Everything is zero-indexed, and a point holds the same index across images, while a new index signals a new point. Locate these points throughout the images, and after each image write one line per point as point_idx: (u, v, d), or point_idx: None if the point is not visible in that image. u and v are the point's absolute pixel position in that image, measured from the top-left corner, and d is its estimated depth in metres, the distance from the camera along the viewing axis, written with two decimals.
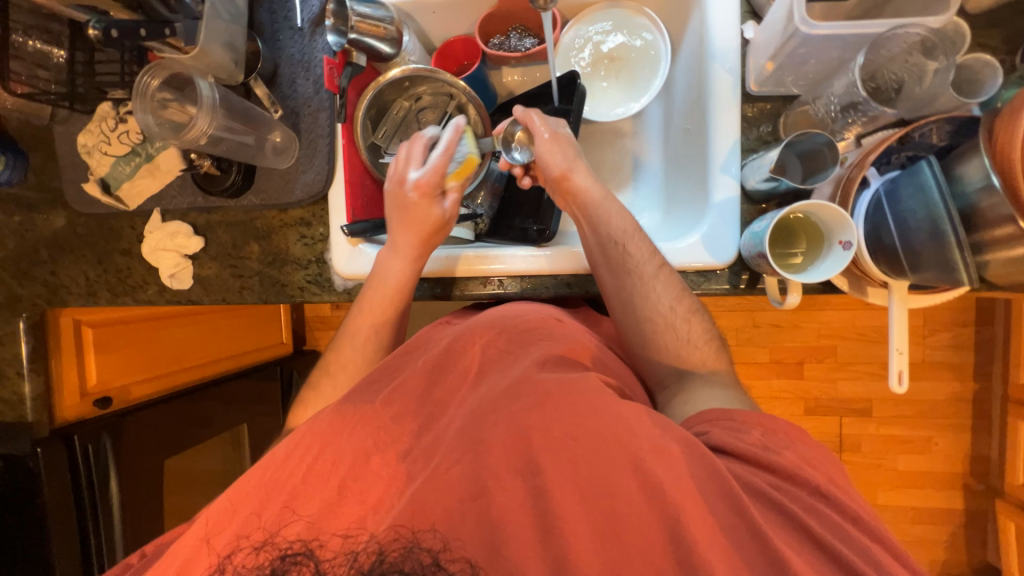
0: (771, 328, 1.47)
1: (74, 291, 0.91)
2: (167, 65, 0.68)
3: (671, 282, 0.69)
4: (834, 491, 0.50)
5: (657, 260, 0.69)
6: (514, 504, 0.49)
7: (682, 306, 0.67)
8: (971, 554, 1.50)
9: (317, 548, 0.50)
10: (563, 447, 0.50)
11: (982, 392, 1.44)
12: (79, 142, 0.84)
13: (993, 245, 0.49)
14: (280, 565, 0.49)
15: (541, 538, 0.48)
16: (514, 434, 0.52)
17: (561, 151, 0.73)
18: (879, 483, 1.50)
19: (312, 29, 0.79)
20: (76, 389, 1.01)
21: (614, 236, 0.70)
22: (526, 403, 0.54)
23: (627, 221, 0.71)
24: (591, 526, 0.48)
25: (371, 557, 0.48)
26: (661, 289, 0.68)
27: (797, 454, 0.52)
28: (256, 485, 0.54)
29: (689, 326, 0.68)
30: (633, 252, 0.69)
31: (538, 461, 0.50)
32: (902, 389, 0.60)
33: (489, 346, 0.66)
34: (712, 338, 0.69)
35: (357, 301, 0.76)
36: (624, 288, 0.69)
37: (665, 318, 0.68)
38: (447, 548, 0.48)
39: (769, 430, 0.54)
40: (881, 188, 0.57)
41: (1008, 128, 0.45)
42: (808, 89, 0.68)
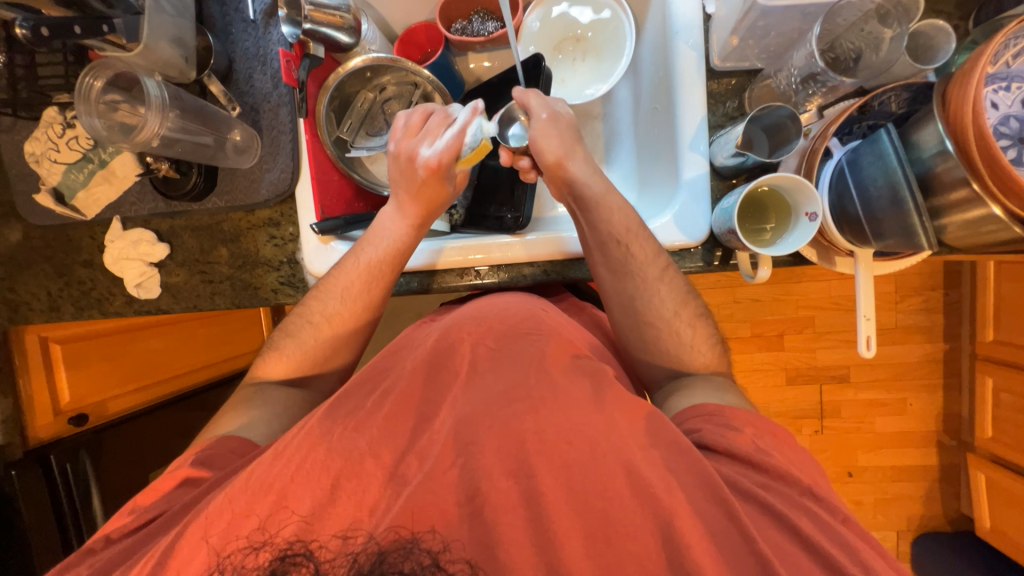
0: (751, 303, 1.50)
1: (36, 307, 0.87)
2: (110, 64, 0.64)
3: (676, 284, 0.68)
4: (820, 495, 0.52)
5: (660, 262, 0.68)
6: (506, 506, 0.49)
7: (686, 312, 0.68)
8: (947, 507, 1.57)
9: (316, 548, 0.47)
10: (555, 453, 0.51)
11: (951, 352, 1.50)
12: (26, 151, 0.80)
13: (951, 209, 0.50)
14: (280, 565, 0.47)
15: (539, 529, 0.48)
16: (506, 435, 0.53)
17: (556, 135, 0.70)
18: (859, 446, 1.55)
19: (265, 20, 0.76)
20: (49, 408, 0.97)
21: (614, 235, 0.68)
22: (518, 408, 0.55)
23: (629, 219, 0.68)
24: (579, 513, 0.49)
25: (371, 558, 0.46)
26: (663, 292, 0.68)
27: (781, 455, 0.55)
28: (241, 497, 0.50)
29: (692, 331, 0.68)
30: (636, 254, 0.68)
31: (532, 463, 0.51)
32: (870, 352, 0.62)
33: (478, 346, 0.64)
34: (716, 342, 0.69)
35: (337, 264, 0.74)
36: (627, 290, 0.69)
37: (670, 324, 0.68)
38: (447, 549, 0.47)
39: (759, 432, 0.56)
40: (843, 157, 0.58)
41: (960, 93, 0.47)
42: (770, 62, 0.67)
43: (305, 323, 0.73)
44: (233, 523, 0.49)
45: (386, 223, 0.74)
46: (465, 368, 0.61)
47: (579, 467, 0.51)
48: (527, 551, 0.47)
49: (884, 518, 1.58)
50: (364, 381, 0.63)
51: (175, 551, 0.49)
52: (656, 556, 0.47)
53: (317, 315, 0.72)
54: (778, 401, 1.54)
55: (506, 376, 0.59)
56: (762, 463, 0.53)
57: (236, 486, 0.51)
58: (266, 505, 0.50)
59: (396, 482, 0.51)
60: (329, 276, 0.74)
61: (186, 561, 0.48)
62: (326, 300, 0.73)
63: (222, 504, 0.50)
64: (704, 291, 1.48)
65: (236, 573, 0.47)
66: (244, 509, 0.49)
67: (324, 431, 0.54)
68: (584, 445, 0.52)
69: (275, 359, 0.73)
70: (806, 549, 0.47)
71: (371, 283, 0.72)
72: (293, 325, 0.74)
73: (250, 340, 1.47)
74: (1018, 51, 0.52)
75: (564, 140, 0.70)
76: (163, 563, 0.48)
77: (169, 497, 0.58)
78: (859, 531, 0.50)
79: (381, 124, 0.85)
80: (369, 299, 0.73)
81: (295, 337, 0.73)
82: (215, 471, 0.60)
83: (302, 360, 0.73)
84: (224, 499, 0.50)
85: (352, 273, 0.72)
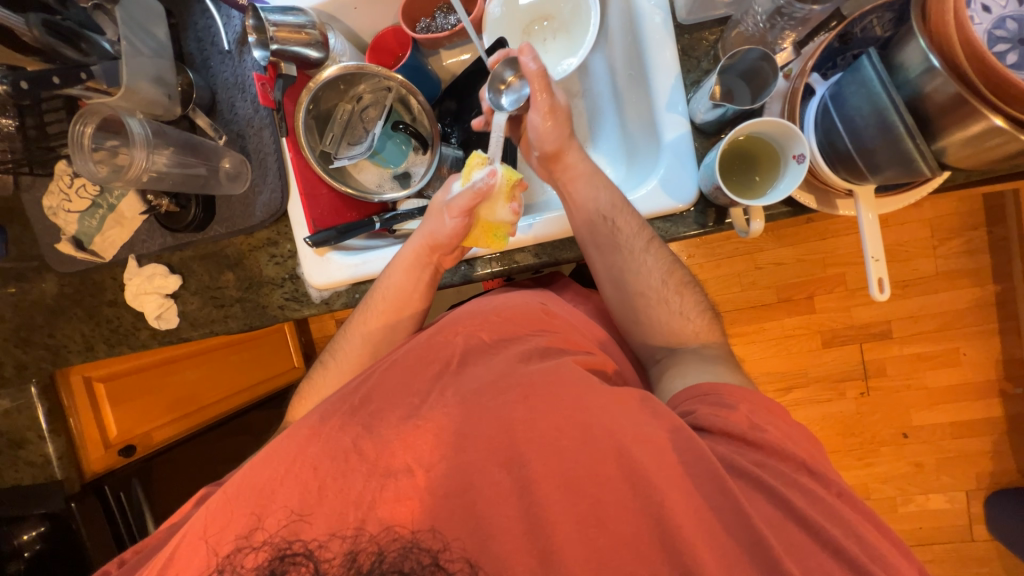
0: (774, 267, 1.43)
1: (73, 349, 0.94)
2: (96, 109, 0.67)
3: (661, 255, 0.68)
4: (818, 467, 0.51)
5: (647, 233, 0.67)
6: (500, 495, 0.49)
7: (673, 279, 0.68)
8: (1020, 461, 1.44)
9: (315, 548, 0.49)
10: (550, 437, 0.51)
11: (1004, 294, 1.38)
12: (45, 205, 0.86)
13: (948, 128, 0.46)
14: (279, 565, 0.49)
15: (532, 514, 0.48)
16: (496, 426, 0.52)
17: (558, 127, 0.70)
18: (911, 404, 1.46)
19: (238, 49, 0.79)
20: (99, 442, 1.04)
21: (602, 212, 0.68)
22: (511, 396, 0.54)
23: (614, 194, 0.69)
24: (575, 495, 0.49)
25: (371, 558, 0.48)
26: (651, 263, 0.67)
27: (779, 431, 0.53)
28: (245, 503, 0.52)
29: (682, 297, 0.68)
30: (622, 227, 0.67)
31: (523, 453, 0.50)
32: (885, 296, 0.58)
33: (472, 337, 0.64)
34: (705, 310, 0.69)
35: (361, 304, 0.77)
36: (618, 265, 0.68)
37: (658, 293, 0.68)
38: (446, 548, 0.48)
39: (755, 408, 0.54)
40: (827, 93, 0.54)
41: (936, 5, 0.44)
42: (736, 8, 0.64)
43: (331, 358, 0.78)
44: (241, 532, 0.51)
45: (404, 250, 0.74)
46: (456, 358, 0.61)
47: (568, 448, 0.50)
48: (523, 537, 0.48)
49: (949, 479, 1.47)
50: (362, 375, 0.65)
51: (190, 559, 0.51)
52: (653, 527, 0.47)
53: (337, 350, 0.78)
54: (815, 366, 1.46)
55: (498, 364, 0.58)
56: (752, 439, 0.52)
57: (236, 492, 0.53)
58: (268, 508, 0.51)
59: (388, 478, 0.51)
60: (356, 315, 0.77)
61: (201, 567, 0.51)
62: (349, 333, 0.77)
63: (231, 510, 0.52)
64: (721, 260, 1.43)
65: (237, 572, 0.49)
66: (245, 512, 0.52)
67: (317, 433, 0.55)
68: (574, 426, 0.51)
69: (304, 397, 0.77)
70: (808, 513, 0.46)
71: (391, 316, 0.75)
72: (327, 359, 0.79)
73: (279, 362, 1.52)
74: None
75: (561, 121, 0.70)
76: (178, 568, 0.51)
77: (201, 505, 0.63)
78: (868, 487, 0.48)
79: (361, 133, 0.86)
80: (390, 336, 0.75)
81: (322, 369, 0.79)
82: None
83: None
84: (230, 506, 0.52)
85: (374, 305, 0.75)
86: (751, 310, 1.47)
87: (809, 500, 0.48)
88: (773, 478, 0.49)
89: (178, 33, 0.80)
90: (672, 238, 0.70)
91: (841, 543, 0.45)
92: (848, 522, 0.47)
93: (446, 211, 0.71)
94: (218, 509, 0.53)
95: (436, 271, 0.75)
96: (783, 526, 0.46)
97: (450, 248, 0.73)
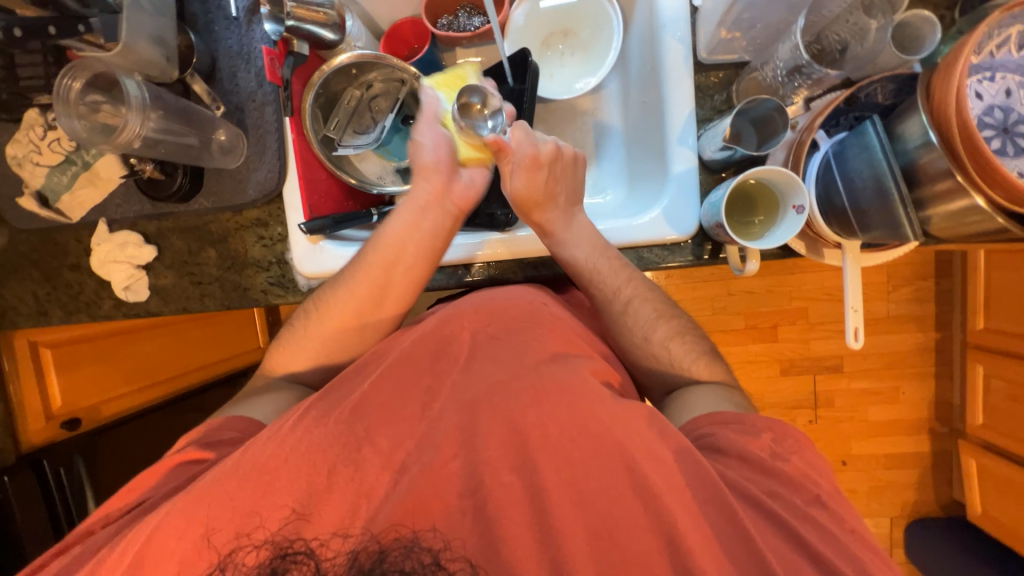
0: (745, 295, 1.50)
1: (24, 311, 0.86)
2: (87, 64, 0.62)
3: (646, 309, 0.69)
4: (834, 503, 0.53)
5: (627, 288, 0.69)
6: (511, 501, 0.51)
7: (659, 333, 0.69)
8: (939, 493, 1.59)
9: (317, 547, 0.49)
10: (562, 448, 0.53)
11: (943, 341, 1.51)
12: (7, 154, 0.79)
13: (934, 200, 0.50)
14: (280, 563, 0.49)
15: (542, 524, 0.50)
16: (507, 428, 0.54)
17: (536, 178, 0.68)
18: (852, 435, 1.57)
19: (248, 18, 0.75)
20: (41, 413, 0.96)
21: (581, 272, 0.70)
22: (524, 400, 0.55)
23: (585, 254, 0.70)
24: (576, 509, 0.51)
25: (371, 556, 0.49)
26: (633, 318, 0.69)
27: (804, 459, 0.56)
28: (241, 486, 0.51)
29: (669, 350, 0.69)
30: (601, 285, 0.69)
31: (536, 460, 0.52)
32: (858, 344, 0.62)
33: (479, 331, 0.63)
34: (704, 355, 0.69)
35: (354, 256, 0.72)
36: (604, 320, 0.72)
37: (644, 348, 0.69)
38: (447, 548, 0.49)
39: (779, 435, 0.57)
40: (830, 150, 0.58)
41: (944, 83, 0.47)
42: (757, 56, 0.68)
43: (301, 316, 0.73)
44: (242, 516, 0.50)
45: (393, 222, 0.71)
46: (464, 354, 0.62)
47: (582, 460, 0.52)
48: (531, 550, 0.49)
49: (878, 505, 1.59)
50: (366, 363, 0.65)
51: (178, 535, 0.50)
52: (647, 545, 0.49)
53: (317, 305, 0.72)
54: (773, 392, 1.55)
55: (505, 364, 0.59)
56: (771, 469, 0.54)
57: (235, 476, 0.51)
58: (266, 503, 0.51)
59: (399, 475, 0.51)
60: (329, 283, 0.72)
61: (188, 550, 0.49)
62: (338, 288, 0.70)
63: (224, 489, 0.51)
64: (697, 284, 1.49)
65: (236, 572, 0.49)
66: (243, 509, 0.50)
67: (317, 425, 0.55)
68: (586, 435, 0.53)
69: (278, 351, 0.74)
70: (788, 539, 0.49)
71: (380, 280, 0.70)
72: (307, 310, 0.73)
73: (244, 340, 1.43)
74: (1001, 40, 0.52)
75: (537, 185, 0.68)
76: (163, 548, 0.50)
77: (165, 479, 0.60)
78: (835, 525, 0.51)
79: (368, 122, 0.83)
80: (373, 301, 0.70)
81: (282, 344, 0.75)
82: (216, 453, 0.62)
83: (303, 348, 0.73)
84: (221, 487, 0.51)
85: (368, 258, 0.70)
86: (721, 334, 1.53)
87: (798, 518, 0.51)
88: (761, 490, 0.53)
89: None
90: (665, 265, 0.73)
91: (834, 565, 0.47)
92: (836, 539, 0.50)
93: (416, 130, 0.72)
94: (207, 493, 0.51)
95: (422, 262, 0.71)
96: (775, 538, 0.49)
97: (439, 168, 0.71)
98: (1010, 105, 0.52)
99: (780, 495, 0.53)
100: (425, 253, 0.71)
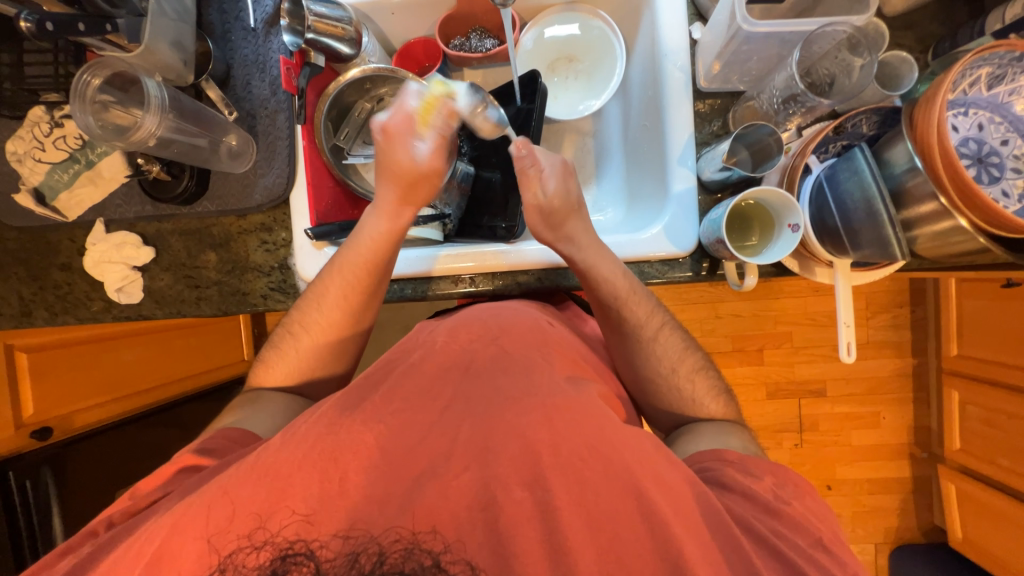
0: (732, 318, 1.54)
1: (6, 314, 0.82)
2: (109, 63, 0.64)
3: (675, 340, 0.71)
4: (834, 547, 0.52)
5: (656, 321, 0.71)
6: (522, 516, 0.50)
7: (685, 367, 0.70)
8: (920, 519, 1.61)
9: (317, 548, 0.48)
10: (570, 462, 0.52)
11: (919, 366, 1.56)
12: (6, 150, 0.77)
13: (921, 221, 0.54)
14: (280, 566, 0.47)
15: (552, 542, 0.49)
16: (519, 445, 0.53)
17: (565, 187, 0.73)
18: (836, 459, 1.59)
19: (266, 29, 0.77)
20: (10, 421, 0.90)
21: (610, 300, 0.70)
22: (534, 418, 0.55)
23: (621, 284, 0.70)
24: (585, 527, 0.50)
25: (371, 559, 0.47)
26: (662, 350, 0.70)
27: (803, 504, 0.56)
28: (239, 500, 0.49)
29: (692, 385, 0.70)
30: (632, 315, 0.70)
31: (547, 478, 0.51)
32: (851, 358, 0.65)
33: (495, 346, 0.65)
34: (719, 394, 0.70)
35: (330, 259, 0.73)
36: (627, 351, 0.71)
37: (668, 381, 0.70)
38: (448, 550, 0.48)
39: (779, 478, 0.58)
40: (822, 173, 0.62)
41: (925, 114, 0.51)
42: (752, 85, 0.73)
43: (291, 334, 0.73)
44: (239, 529, 0.49)
45: (370, 228, 0.71)
46: (473, 364, 0.63)
47: (590, 481, 0.52)
48: (539, 559, 0.48)
49: (862, 530, 1.60)
50: (374, 372, 0.64)
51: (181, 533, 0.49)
52: (655, 565, 0.48)
53: (308, 324, 0.72)
54: (760, 415, 1.57)
55: (519, 382, 0.59)
56: (770, 496, 0.55)
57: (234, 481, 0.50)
58: (265, 515, 0.49)
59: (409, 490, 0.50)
60: (315, 282, 0.73)
61: (189, 560, 0.48)
62: (320, 305, 0.71)
63: (230, 497, 0.50)
64: (684, 306, 1.53)
65: (236, 573, 0.47)
66: (247, 506, 0.49)
67: (324, 434, 0.53)
68: (592, 449, 0.53)
69: (268, 367, 0.73)
70: (798, 560, 0.50)
71: (349, 289, 0.71)
72: (294, 330, 0.73)
73: (229, 352, 1.39)
74: (973, 80, 0.58)
75: (568, 193, 0.72)
76: (159, 557, 0.48)
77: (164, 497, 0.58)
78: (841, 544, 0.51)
79: None
80: (353, 304, 0.71)
81: (276, 349, 0.74)
82: (217, 457, 0.60)
83: (308, 360, 0.73)
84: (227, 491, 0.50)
85: (341, 267, 0.71)
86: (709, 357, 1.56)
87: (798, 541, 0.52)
88: (765, 517, 0.53)
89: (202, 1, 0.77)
90: (666, 279, 0.75)
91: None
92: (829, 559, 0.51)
93: (393, 138, 0.68)
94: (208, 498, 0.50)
95: (382, 265, 0.71)
96: (773, 556, 0.50)
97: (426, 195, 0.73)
98: (983, 138, 0.58)
99: (779, 511, 0.54)
100: (374, 266, 0.71)
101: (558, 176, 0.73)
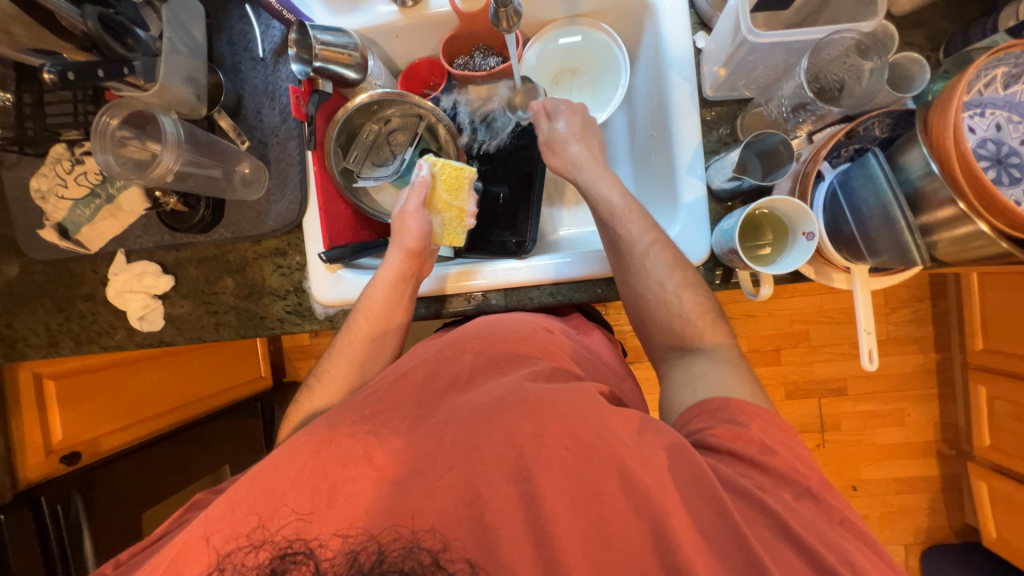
0: (747, 319, 1.52)
1: (34, 342, 0.85)
2: (127, 103, 0.67)
3: (666, 257, 0.67)
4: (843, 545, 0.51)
5: (649, 236, 0.68)
6: (506, 511, 0.50)
7: (675, 282, 0.66)
8: (952, 518, 1.56)
9: (317, 547, 0.49)
10: (569, 472, 0.51)
11: (944, 362, 1.53)
12: (31, 187, 0.80)
13: (939, 226, 0.53)
14: (280, 564, 0.49)
15: (536, 529, 0.49)
16: (505, 442, 0.53)
17: (575, 121, 0.80)
18: (861, 459, 1.56)
19: (274, 59, 0.79)
20: (40, 447, 0.93)
21: (604, 218, 0.73)
22: (516, 413, 0.54)
23: (614, 203, 0.72)
24: (581, 535, 0.49)
25: (371, 557, 0.49)
26: (652, 267, 0.67)
27: None
28: (247, 517, 0.50)
29: (681, 299, 0.66)
30: (623, 233, 0.70)
31: (530, 468, 0.51)
32: (874, 366, 0.64)
33: (499, 351, 0.65)
34: (712, 313, 0.66)
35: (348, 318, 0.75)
36: (621, 269, 0.70)
37: (658, 297, 0.67)
38: (447, 548, 0.49)
39: None
40: (835, 180, 0.61)
41: (941, 118, 0.51)
42: (760, 91, 0.72)
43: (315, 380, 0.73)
44: (252, 547, 0.49)
45: (384, 269, 0.74)
46: (464, 375, 0.62)
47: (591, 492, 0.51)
48: (526, 551, 0.49)
49: (892, 531, 1.57)
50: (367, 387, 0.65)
51: (197, 550, 0.50)
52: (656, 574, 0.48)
53: (325, 373, 0.72)
54: None
55: None
56: None
57: (246, 499, 0.51)
58: (274, 535, 0.50)
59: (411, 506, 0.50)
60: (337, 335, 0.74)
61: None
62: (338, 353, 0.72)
63: (239, 509, 0.51)
64: None
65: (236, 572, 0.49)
66: (258, 524, 0.50)
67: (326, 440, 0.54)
68: (590, 460, 0.51)
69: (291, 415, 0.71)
70: None
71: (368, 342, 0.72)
72: (313, 383, 0.73)
73: (247, 370, 1.41)
74: (989, 80, 0.57)
75: (576, 124, 0.80)
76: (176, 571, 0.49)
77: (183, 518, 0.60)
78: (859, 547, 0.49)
79: (387, 155, 0.87)
80: (371, 355, 0.72)
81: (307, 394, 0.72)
82: None
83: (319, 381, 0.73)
84: (242, 509, 0.51)
85: (357, 325, 0.72)
86: None
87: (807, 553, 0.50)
88: None
89: (212, 34, 0.79)
90: None
91: None
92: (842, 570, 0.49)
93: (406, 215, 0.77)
94: (221, 513, 0.51)
95: (398, 321, 0.73)
96: None
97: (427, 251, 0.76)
98: (1001, 138, 0.57)
99: None
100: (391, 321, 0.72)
101: (571, 112, 0.80)
